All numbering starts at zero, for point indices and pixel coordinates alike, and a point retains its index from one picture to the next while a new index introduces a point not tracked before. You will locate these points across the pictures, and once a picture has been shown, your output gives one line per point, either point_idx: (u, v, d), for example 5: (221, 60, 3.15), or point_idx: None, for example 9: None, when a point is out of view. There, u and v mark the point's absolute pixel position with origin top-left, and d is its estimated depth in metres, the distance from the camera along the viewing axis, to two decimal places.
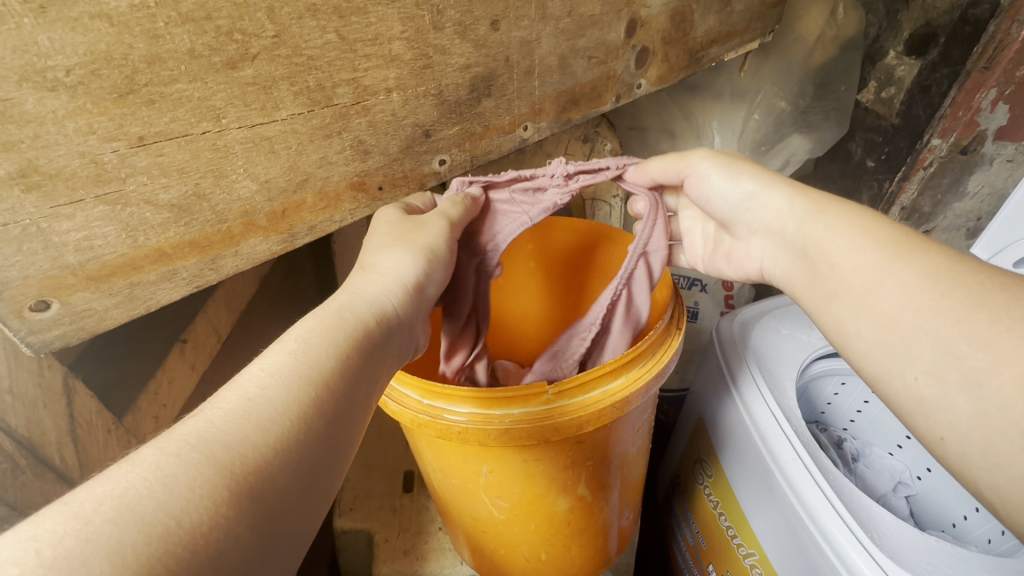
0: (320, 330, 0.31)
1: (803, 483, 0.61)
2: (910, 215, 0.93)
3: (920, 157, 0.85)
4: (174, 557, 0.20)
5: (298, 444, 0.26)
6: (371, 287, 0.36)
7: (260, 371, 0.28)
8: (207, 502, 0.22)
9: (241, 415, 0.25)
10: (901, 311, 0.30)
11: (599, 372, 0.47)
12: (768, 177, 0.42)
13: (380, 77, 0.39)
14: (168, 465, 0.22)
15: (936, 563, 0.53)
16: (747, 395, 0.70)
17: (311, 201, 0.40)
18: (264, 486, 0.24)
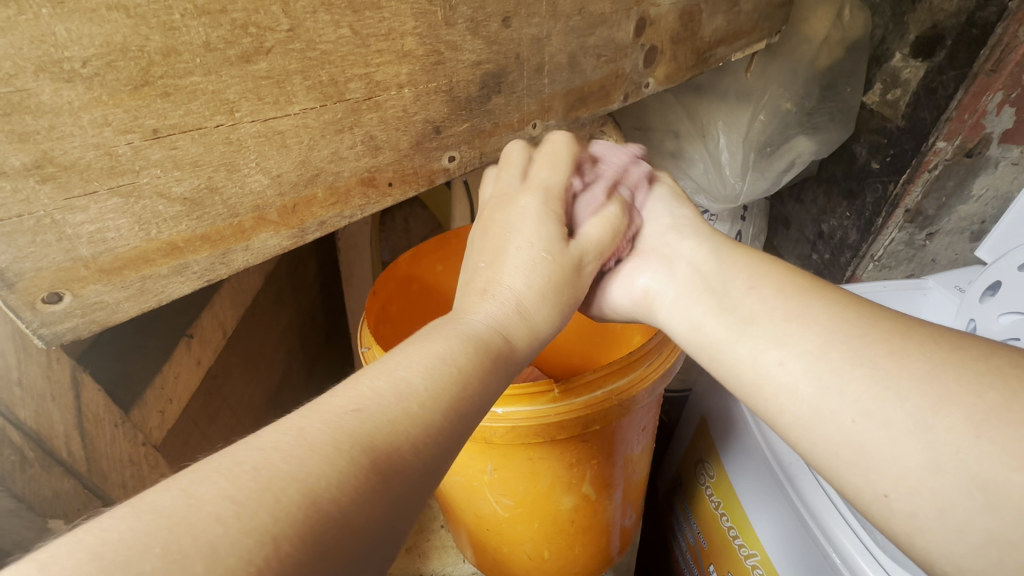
0: (472, 349, 0.31)
1: (807, 483, 0.61)
2: (914, 217, 0.92)
3: (925, 159, 0.85)
4: (334, 544, 0.21)
5: (438, 460, 0.27)
6: (523, 331, 0.34)
7: (414, 370, 0.28)
8: (364, 502, 0.23)
9: (398, 421, 0.26)
10: (826, 343, 0.31)
11: (606, 370, 0.47)
12: (683, 214, 0.46)
13: (392, 73, 0.39)
14: (335, 454, 0.23)
15: None
16: None
17: (321, 196, 0.40)
18: (407, 495, 0.25)
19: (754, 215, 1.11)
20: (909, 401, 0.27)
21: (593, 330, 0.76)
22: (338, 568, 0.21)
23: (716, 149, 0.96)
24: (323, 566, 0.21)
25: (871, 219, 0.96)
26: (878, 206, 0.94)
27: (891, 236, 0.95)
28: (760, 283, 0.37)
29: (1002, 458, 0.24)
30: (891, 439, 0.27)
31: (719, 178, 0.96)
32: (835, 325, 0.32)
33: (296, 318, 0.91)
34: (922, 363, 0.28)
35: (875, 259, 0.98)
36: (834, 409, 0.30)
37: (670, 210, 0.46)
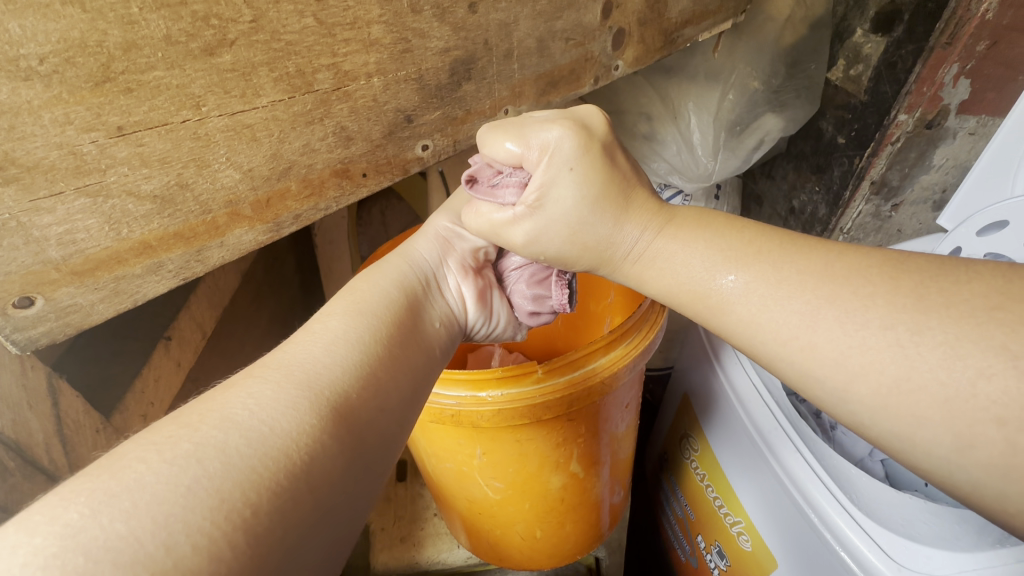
0: (367, 300, 0.42)
1: (786, 451, 0.70)
2: (880, 189, 0.96)
3: (888, 132, 0.88)
4: (266, 448, 0.26)
5: (359, 379, 0.34)
6: (412, 256, 0.50)
7: (323, 326, 0.37)
8: (291, 411, 0.29)
9: (310, 356, 0.34)
10: (757, 337, 0.36)
11: (588, 350, 0.48)
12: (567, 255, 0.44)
13: (359, 62, 0.38)
14: (255, 386, 0.30)
15: (910, 515, 0.62)
16: (730, 369, 0.81)
17: (295, 189, 0.39)
18: (340, 405, 0.31)
19: (727, 194, 1.13)
20: (828, 380, 0.32)
21: (574, 314, 0.78)
22: (277, 469, 0.26)
23: (688, 129, 0.98)
24: (264, 470, 0.26)
25: (839, 193, 0.99)
26: (845, 179, 0.97)
27: (859, 208, 0.99)
28: (688, 269, 0.39)
29: (903, 416, 0.30)
30: (825, 404, 0.34)
31: (692, 158, 0.98)
32: (753, 315, 0.36)
33: (276, 316, 0.90)
34: (849, 340, 0.32)
35: (845, 232, 1.02)
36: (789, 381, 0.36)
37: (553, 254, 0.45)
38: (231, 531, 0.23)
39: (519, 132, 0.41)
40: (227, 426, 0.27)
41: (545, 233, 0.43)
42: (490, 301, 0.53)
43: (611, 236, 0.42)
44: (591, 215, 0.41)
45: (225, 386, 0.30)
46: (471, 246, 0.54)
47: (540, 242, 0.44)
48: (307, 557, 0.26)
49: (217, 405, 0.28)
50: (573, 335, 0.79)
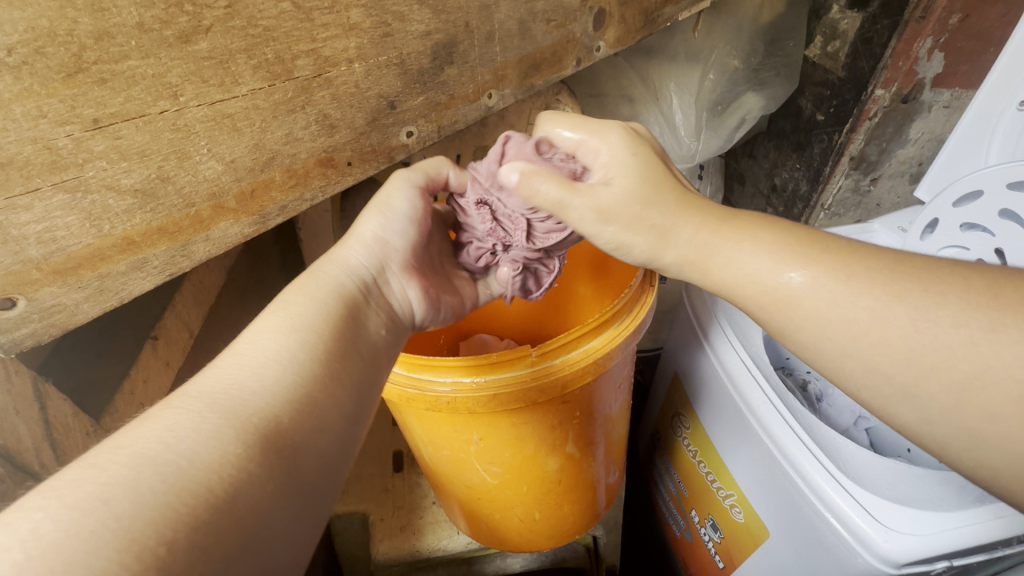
0: (300, 307, 0.41)
1: (774, 423, 0.72)
2: (858, 164, 0.98)
3: (865, 108, 0.89)
4: (184, 482, 0.28)
5: (287, 402, 0.35)
6: (348, 256, 0.48)
7: (251, 343, 0.38)
8: (213, 442, 0.30)
9: (233, 382, 0.34)
10: (821, 334, 0.38)
11: (580, 332, 0.48)
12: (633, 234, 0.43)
13: (340, 48, 0.38)
14: (174, 416, 0.31)
15: (889, 479, 0.65)
16: (718, 346, 0.83)
17: (280, 180, 0.39)
18: (265, 432, 0.32)
19: (711, 173, 1.14)
20: (899, 376, 0.36)
21: (565, 296, 0.79)
22: (199, 502, 0.28)
23: (670, 110, 0.99)
24: (184, 505, 0.27)
25: (820, 169, 1.00)
26: (825, 156, 0.98)
27: (839, 184, 1.00)
28: (753, 263, 0.40)
29: (974, 409, 0.34)
30: (889, 400, 0.37)
31: (674, 139, 0.98)
32: (828, 310, 0.38)
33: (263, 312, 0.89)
34: (933, 330, 0.35)
35: (826, 208, 1.03)
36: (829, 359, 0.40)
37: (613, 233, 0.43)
38: (145, 569, 0.24)
39: (587, 124, 0.45)
40: (139, 463, 0.28)
41: (617, 210, 0.42)
42: (440, 297, 0.53)
43: (665, 224, 0.42)
44: (656, 195, 0.42)
45: (143, 419, 0.31)
46: (408, 244, 0.51)
47: (614, 218, 0.42)
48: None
49: (129, 440, 0.30)
50: (563, 320, 0.81)
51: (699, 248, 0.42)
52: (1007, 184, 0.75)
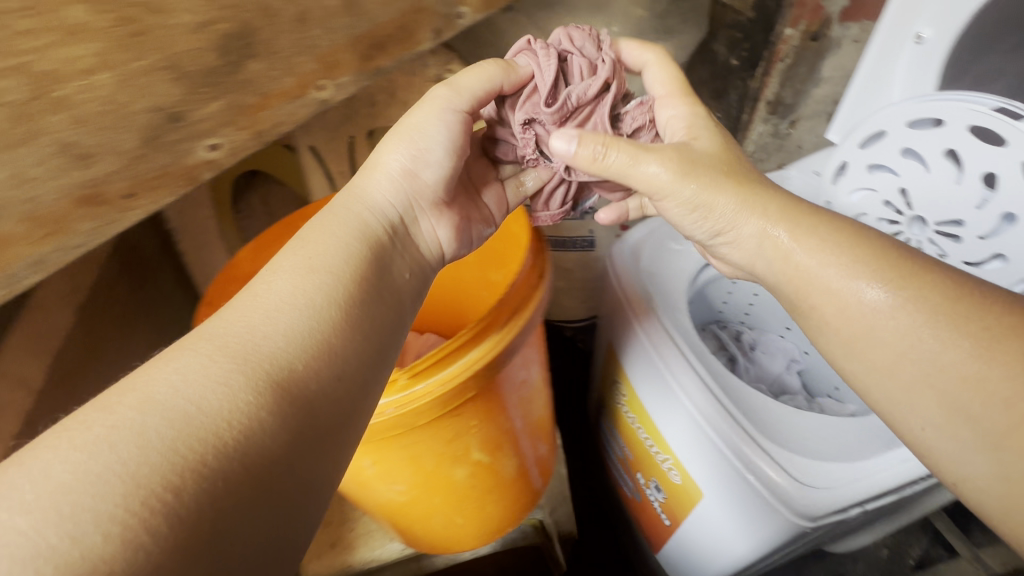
0: (316, 253, 0.44)
1: (695, 390, 0.72)
2: (774, 107, 1.08)
3: (777, 49, 0.98)
4: (193, 430, 0.30)
5: (306, 351, 0.37)
6: (376, 194, 0.51)
7: (264, 288, 0.40)
8: (226, 393, 0.32)
9: (253, 326, 0.37)
10: (903, 358, 0.42)
11: (454, 344, 0.45)
12: (728, 203, 0.50)
13: (64, 59, 0.41)
14: (191, 362, 0.34)
15: (807, 435, 0.67)
16: (643, 315, 0.82)
17: (20, 233, 0.45)
18: (280, 380, 0.34)
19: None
20: (986, 419, 0.39)
21: (478, 284, 0.76)
22: (209, 450, 0.30)
23: None
24: (194, 448, 0.29)
25: (738, 118, 1.13)
26: (742, 103, 1.10)
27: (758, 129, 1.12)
28: (837, 279, 0.45)
29: None
30: (959, 451, 0.40)
31: None
32: (892, 321, 0.43)
33: (159, 332, 0.84)
34: (1006, 391, 0.38)
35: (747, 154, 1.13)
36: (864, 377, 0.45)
37: (687, 190, 0.50)
38: (154, 514, 0.27)
39: (679, 97, 0.57)
40: (149, 408, 0.31)
41: (695, 168, 0.50)
42: (468, 226, 0.57)
43: (761, 226, 0.49)
44: (735, 168, 0.51)
45: (160, 358, 0.34)
46: (438, 175, 0.53)
47: (694, 173, 0.50)
48: (256, 523, 0.30)
49: (145, 383, 0.32)
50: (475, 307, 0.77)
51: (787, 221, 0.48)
52: (908, 124, 0.74)
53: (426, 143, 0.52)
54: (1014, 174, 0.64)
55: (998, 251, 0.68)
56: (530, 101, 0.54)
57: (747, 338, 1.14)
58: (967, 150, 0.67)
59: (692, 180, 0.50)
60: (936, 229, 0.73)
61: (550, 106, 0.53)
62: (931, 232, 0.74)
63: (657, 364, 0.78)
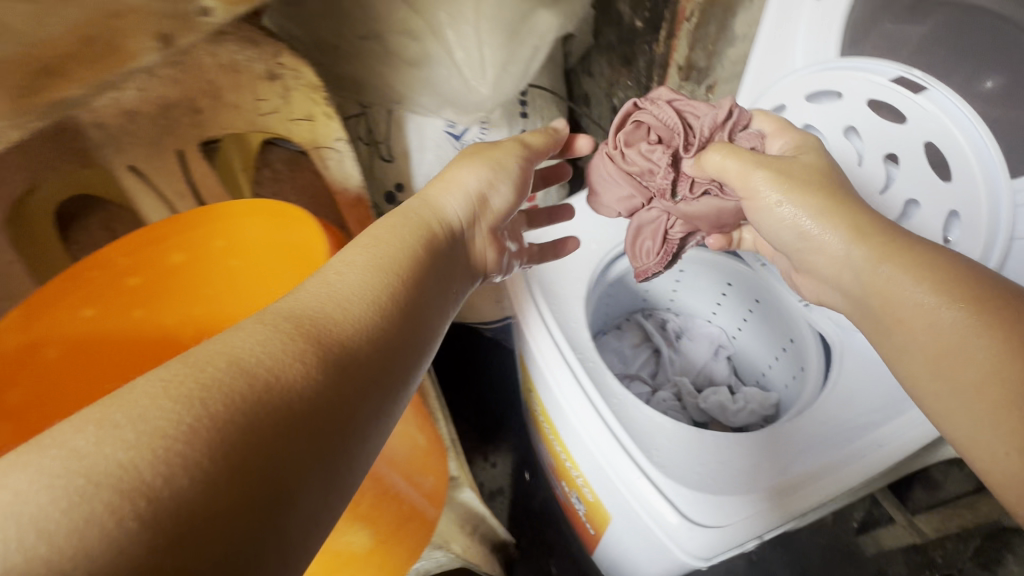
0: (368, 247, 0.47)
1: (585, 415, 0.66)
2: (688, 72, 1.00)
3: (681, 8, 0.90)
4: (273, 400, 0.31)
5: (370, 332, 0.40)
6: (446, 201, 0.57)
7: (335, 273, 0.43)
8: (305, 361, 0.34)
9: (332, 303, 0.40)
10: (985, 372, 0.41)
11: None
12: (822, 217, 0.53)
13: None
14: (272, 329, 0.35)
15: (701, 461, 0.62)
16: (534, 329, 0.73)
17: None
18: (347, 359, 0.37)
19: (535, 112, 1.07)
20: None
21: None
22: (281, 420, 0.31)
23: (450, 47, 0.83)
24: (265, 413, 0.30)
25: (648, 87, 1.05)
26: (650, 69, 1.02)
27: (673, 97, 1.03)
28: (920, 295, 0.46)
29: None
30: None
31: (462, 83, 0.84)
32: (959, 333, 0.43)
33: None
34: None
35: None
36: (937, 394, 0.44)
37: (806, 217, 0.54)
38: (220, 471, 0.27)
39: (788, 130, 0.62)
40: (234, 369, 0.31)
41: (792, 180, 0.55)
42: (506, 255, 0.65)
43: (847, 244, 0.52)
44: (830, 186, 0.55)
45: (238, 325, 0.35)
46: (503, 202, 0.62)
47: (789, 185, 0.55)
48: (304, 483, 0.31)
49: (223, 342, 0.33)
50: None
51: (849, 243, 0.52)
52: (807, 97, 0.64)
53: (501, 175, 0.62)
54: (915, 157, 0.55)
55: None
56: (629, 154, 0.66)
57: (673, 327, 1.08)
58: (867, 129, 0.59)
59: (815, 198, 0.54)
60: None
61: (688, 144, 0.64)
62: None
63: (547, 385, 0.71)
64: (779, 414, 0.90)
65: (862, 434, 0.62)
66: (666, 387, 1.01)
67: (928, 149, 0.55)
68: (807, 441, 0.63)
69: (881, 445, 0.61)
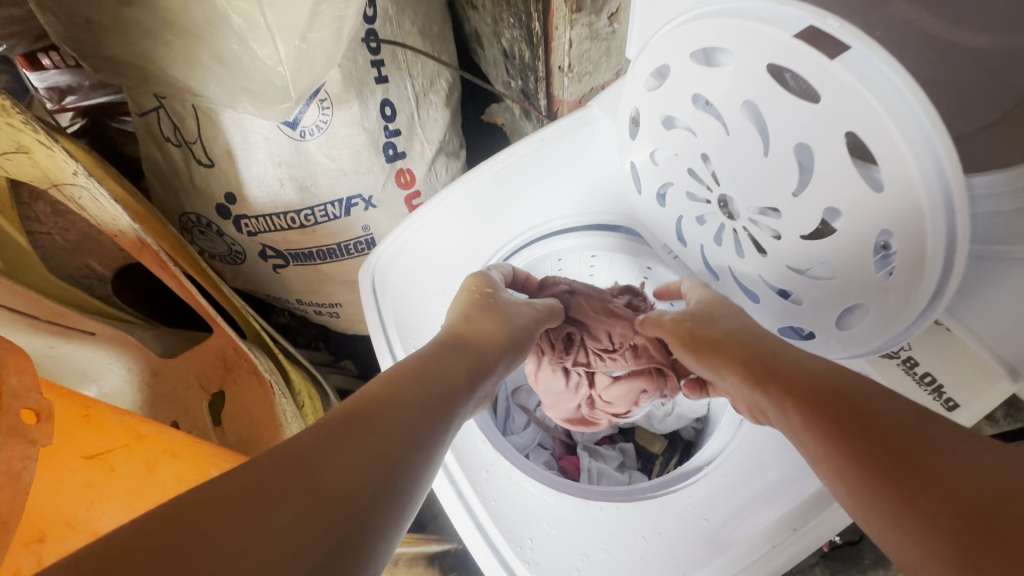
0: (417, 355, 0.54)
1: (454, 514, 0.53)
2: (579, 3, 0.73)
3: None
4: (317, 460, 0.38)
5: (400, 425, 0.44)
6: (465, 333, 0.59)
7: (389, 374, 0.49)
8: (352, 438, 0.40)
9: (378, 396, 0.46)
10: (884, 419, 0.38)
11: None
12: (724, 349, 0.53)
13: None
14: (341, 414, 0.43)
15: (585, 550, 0.52)
16: None
17: None
18: (384, 440, 0.42)
19: (397, 72, 0.81)
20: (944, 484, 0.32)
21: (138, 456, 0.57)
22: (322, 474, 0.37)
23: (226, 16, 0.59)
24: (311, 466, 0.37)
25: (530, 26, 0.82)
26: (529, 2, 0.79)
27: (567, 36, 0.78)
28: (840, 372, 0.43)
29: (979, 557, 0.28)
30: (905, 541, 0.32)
31: (257, 67, 0.62)
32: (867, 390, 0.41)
33: None
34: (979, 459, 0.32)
35: (567, 72, 0.84)
36: (836, 476, 0.39)
37: (698, 322, 0.57)
38: (244, 501, 0.34)
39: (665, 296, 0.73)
40: (311, 433, 0.40)
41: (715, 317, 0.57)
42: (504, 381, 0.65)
43: (768, 348, 0.50)
44: (755, 339, 0.52)
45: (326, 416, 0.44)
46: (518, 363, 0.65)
47: (696, 322, 0.57)
48: (305, 525, 0.33)
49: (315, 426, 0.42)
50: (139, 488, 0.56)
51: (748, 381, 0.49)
52: (695, 56, 0.45)
53: (519, 338, 0.62)
54: (832, 152, 0.38)
55: (821, 260, 0.44)
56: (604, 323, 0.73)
57: None
58: (770, 108, 0.41)
59: (721, 329, 0.55)
60: (748, 218, 0.48)
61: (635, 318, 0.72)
62: (747, 217, 0.49)
63: None
64: (709, 418, 0.78)
65: (772, 507, 0.50)
66: None
67: (850, 138, 0.37)
68: (708, 509, 0.52)
69: (793, 529, 0.48)
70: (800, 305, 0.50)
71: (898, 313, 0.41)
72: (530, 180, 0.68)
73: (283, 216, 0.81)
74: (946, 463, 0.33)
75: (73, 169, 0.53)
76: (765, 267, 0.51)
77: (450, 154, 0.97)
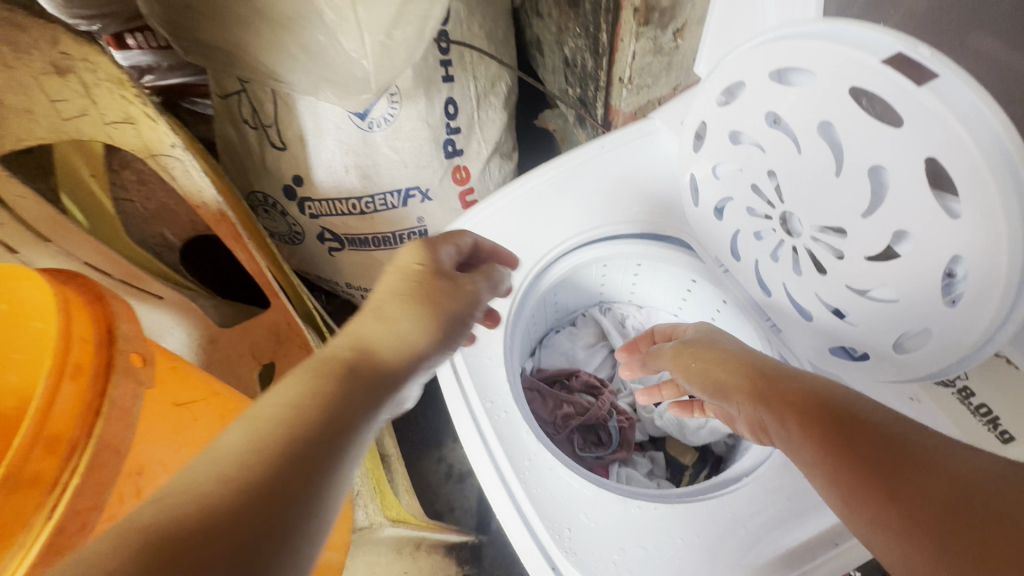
0: (288, 387, 0.41)
1: (492, 488, 0.56)
2: (647, 16, 0.74)
3: None
4: None
5: (250, 509, 0.33)
6: (376, 337, 0.46)
7: (242, 426, 0.38)
8: (176, 546, 0.31)
9: (230, 465, 0.35)
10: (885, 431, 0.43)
11: None
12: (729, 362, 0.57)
13: None
14: (162, 508, 0.32)
15: (622, 545, 0.53)
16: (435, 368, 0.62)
17: None
18: (229, 537, 0.32)
19: (463, 73, 0.85)
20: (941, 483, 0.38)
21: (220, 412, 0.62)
22: None
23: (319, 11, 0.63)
24: None
25: (597, 37, 0.85)
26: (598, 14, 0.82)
27: (631, 48, 0.79)
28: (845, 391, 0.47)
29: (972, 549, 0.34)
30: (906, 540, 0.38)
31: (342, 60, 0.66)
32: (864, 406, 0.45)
33: None
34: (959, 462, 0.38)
35: (626, 84, 0.85)
36: (831, 484, 0.44)
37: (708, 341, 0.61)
38: None
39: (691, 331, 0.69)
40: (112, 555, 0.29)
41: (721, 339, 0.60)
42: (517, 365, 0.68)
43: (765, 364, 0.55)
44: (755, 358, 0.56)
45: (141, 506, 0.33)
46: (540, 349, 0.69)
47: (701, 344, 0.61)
48: None
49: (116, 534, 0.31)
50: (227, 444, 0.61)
51: (753, 400, 0.53)
52: (774, 74, 0.46)
53: (450, 327, 0.50)
54: (908, 177, 0.39)
55: (886, 284, 0.45)
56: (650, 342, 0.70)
57: (635, 323, 0.91)
58: (848, 130, 0.42)
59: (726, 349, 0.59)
60: (810, 236, 0.50)
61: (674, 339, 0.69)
62: (809, 236, 0.50)
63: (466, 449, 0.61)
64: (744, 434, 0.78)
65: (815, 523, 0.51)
66: (621, 395, 0.92)
67: (929, 164, 0.38)
68: (747, 517, 0.53)
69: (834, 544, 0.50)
70: (855, 326, 0.50)
71: (961, 339, 0.41)
72: (581, 185, 0.71)
73: (345, 202, 0.85)
74: (924, 459, 0.39)
75: (171, 142, 0.58)
76: (822, 286, 0.51)
77: (504, 155, 0.99)
